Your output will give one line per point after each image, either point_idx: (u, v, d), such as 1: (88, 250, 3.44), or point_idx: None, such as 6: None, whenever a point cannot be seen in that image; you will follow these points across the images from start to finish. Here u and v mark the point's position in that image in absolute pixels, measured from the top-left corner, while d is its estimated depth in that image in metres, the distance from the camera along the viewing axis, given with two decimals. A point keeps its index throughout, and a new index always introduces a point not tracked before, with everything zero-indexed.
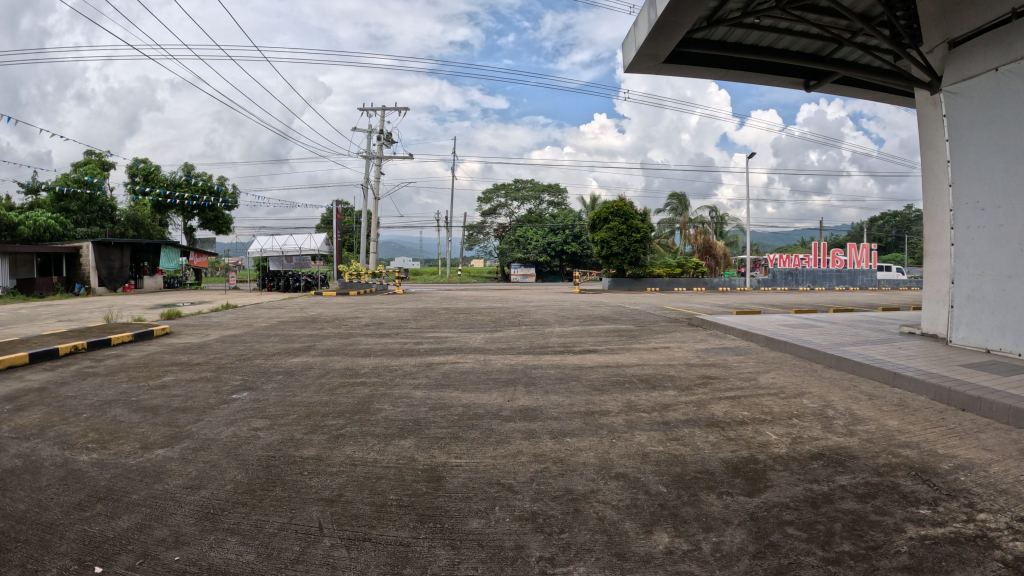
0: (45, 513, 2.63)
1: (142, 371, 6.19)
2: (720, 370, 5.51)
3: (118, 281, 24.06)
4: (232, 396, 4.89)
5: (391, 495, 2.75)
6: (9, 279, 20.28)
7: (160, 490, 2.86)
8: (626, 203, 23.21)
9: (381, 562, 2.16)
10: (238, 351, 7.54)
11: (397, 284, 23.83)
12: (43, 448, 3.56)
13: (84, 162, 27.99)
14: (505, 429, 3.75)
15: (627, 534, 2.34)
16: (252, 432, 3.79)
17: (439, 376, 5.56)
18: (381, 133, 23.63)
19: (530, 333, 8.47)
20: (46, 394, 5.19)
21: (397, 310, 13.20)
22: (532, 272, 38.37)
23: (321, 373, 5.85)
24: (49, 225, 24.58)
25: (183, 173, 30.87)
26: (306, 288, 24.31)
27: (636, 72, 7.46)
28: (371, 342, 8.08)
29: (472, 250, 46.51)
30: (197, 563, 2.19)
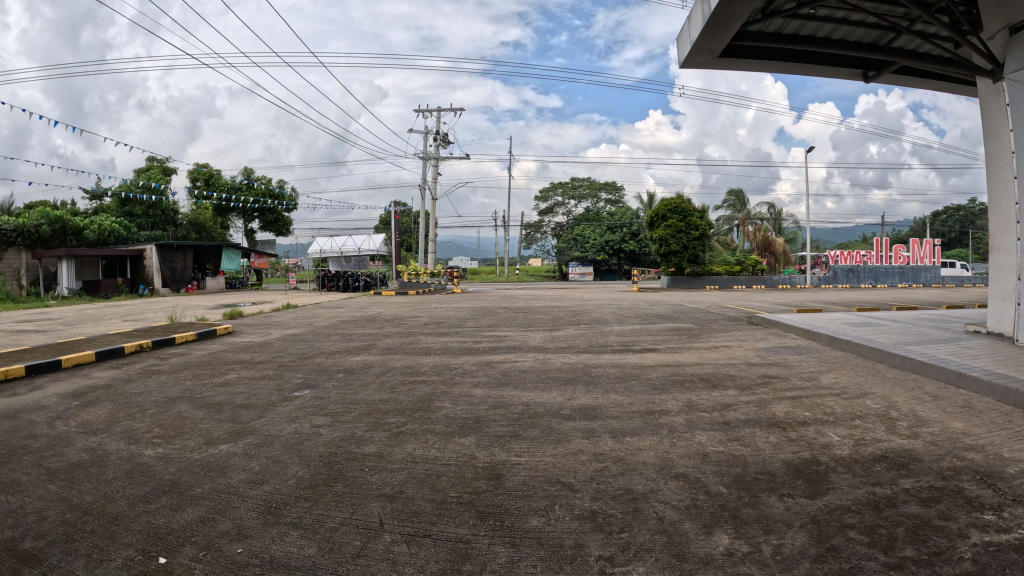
0: (111, 505, 2.74)
1: (207, 369, 6.39)
2: (781, 370, 5.41)
3: (181, 283, 24.93)
4: (295, 393, 5.01)
5: (451, 492, 2.78)
6: (76, 281, 21.81)
7: (224, 485, 2.94)
8: (685, 199, 23.16)
9: (440, 559, 2.18)
10: (299, 349, 7.72)
11: (454, 284, 24.06)
12: (110, 442, 3.71)
13: (146, 168, 29.17)
14: (565, 428, 3.75)
15: (686, 534, 2.31)
16: (313, 429, 3.86)
17: (499, 375, 5.58)
18: (439, 133, 24.00)
19: (590, 332, 8.43)
20: (111, 391, 5.40)
21: (455, 309, 13.32)
22: (591, 270, 38.87)
23: (382, 372, 5.93)
24: (112, 229, 25.52)
25: (245, 175, 31.91)
26: (366, 288, 24.80)
27: (689, 67, 7.37)
28: (430, 341, 8.19)
29: (532, 248, 46.90)
30: (261, 556, 2.24)
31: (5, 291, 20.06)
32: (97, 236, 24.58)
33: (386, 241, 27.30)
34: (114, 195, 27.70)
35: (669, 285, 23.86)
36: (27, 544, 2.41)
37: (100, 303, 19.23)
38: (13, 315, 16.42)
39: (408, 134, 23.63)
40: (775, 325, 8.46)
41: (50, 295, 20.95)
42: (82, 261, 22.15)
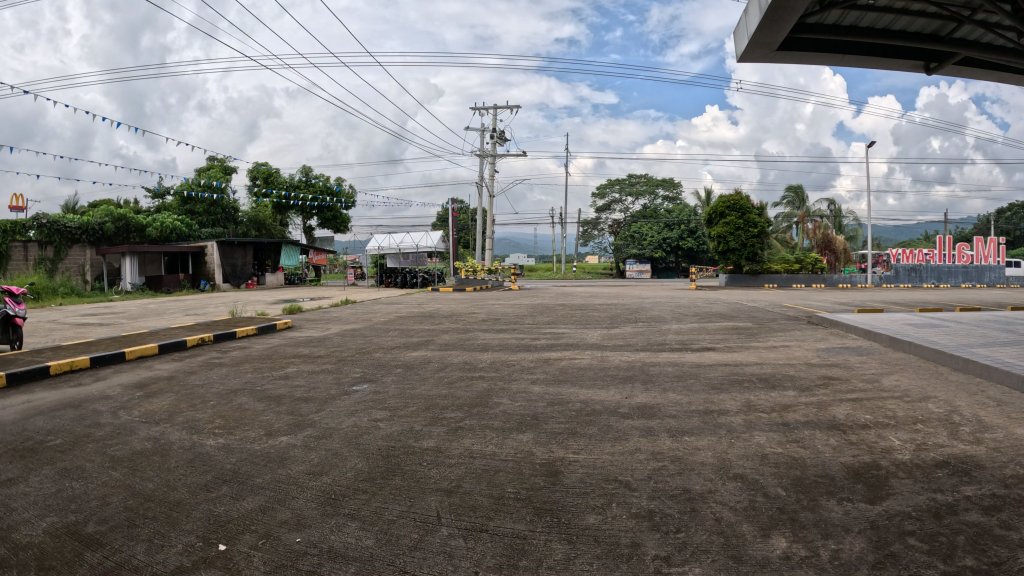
0: (174, 492, 2.84)
1: (266, 362, 6.55)
2: (842, 371, 5.29)
3: (240, 279, 25.62)
4: (353, 387, 5.10)
5: (509, 488, 2.79)
6: (138, 277, 22.44)
7: (283, 475, 3.00)
8: (743, 195, 22.74)
9: (496, 554, 2.20)
10: (358, 344, 7.85)
11: (511, 281, 24.03)
12: (173, 432, 3.84)
13: (207, 167, 30.06)
14: (623, 426, 3.73)
15: (744, 536, 2.28)
16: (372, 423, 3.93)
17: (556, 373, 5.57)
18: (495, 130, 24.08)
19: (647, 330, 8.37)
20: (174, 382, 5.58)
21: (513, 305, 13.36)
22: (648, 268, 38.30)
23: (440, 367, 6.00)
24: (175, 226, 26.11)
25: (303, 174, 32.61)
26: (423, 284, 25.10)
27: (746, 61, 7.25)
28: (488, 337, 8.25)
29: (588, 246, 46.83)
30: (319, 545, 2.29)
31: (71, 287, 20.69)
32: (160, 234, 25.20)
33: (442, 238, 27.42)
34: (177, 194, 28.60)
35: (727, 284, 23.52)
36: (91, 528, 2.53)
37: (163, 298, 19.86)
38: (82, 308, 16.90)
39: (466, 132, 23.84)
40: (834, 325, 8.27)
41: (113, 290, 21.74)
42: (145, 257, 22.86)
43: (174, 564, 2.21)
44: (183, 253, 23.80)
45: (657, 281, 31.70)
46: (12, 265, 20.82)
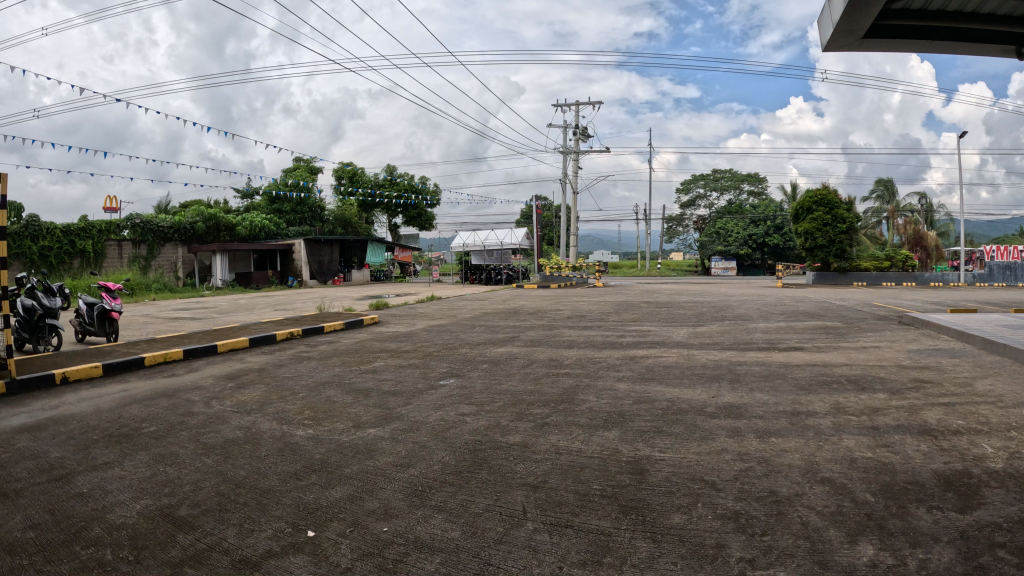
0: (264, 479, 3.00)
1: (354, 356, 6.78)
2: (935, 374, 5.08)
3: (328, 275, 26.56)
4: (440, 381, 5.27)
5: (595, 485, 2.82)
6: (228, 273, 23.92)
7: (371, 467, 3.09)
8: (831, 190, 22.03)
9: (581, 550, 2.22)
10: (443, 340, 8.04)
11: (595, 277, 23.70)
12: (263, 421, 4.04)
13: (294, 167, 31.22)
14: (710, 426, 3.77)
15: (830, 542, 2.22)
16: (458, 417, 4.01)
17: (642, 371, 5.71)
18: (578, 127, 24.05)
19: (734, 329, 8.23)
20: (265, 374, 5.84)
21: (598, 303, 13.34)
22: (734, 265, 37.59)
23: (525, 364, 6.11)
24: (263, 226, 26.88)
25: (388, 172, 33.42)
26: (509, 282, 25.37)
27: (831, 50, 7.01)
28: (573, 335, 8.32)
29: (672, 242, 46.57)
30: (405, 535, 2.38)
31: (163, 284, 21.63)
32: (247, 233, 26.10)
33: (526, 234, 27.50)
34: (266, 193, 29.83)
35: (813, 281, 22.77)
36: (183, 512, 2.70)
37: (252, 293, 20.76)
38: (175, 302, 17.71)
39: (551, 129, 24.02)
40: (927, 325, 7.94)
41: (204, 286, 23.02)
42: (235, 254, 24.31)
43: (264, 548, 2.34)
44: (272, 250, 25.09)
45: (744, 279, 31.26)
46: (108, 263, 21.56)
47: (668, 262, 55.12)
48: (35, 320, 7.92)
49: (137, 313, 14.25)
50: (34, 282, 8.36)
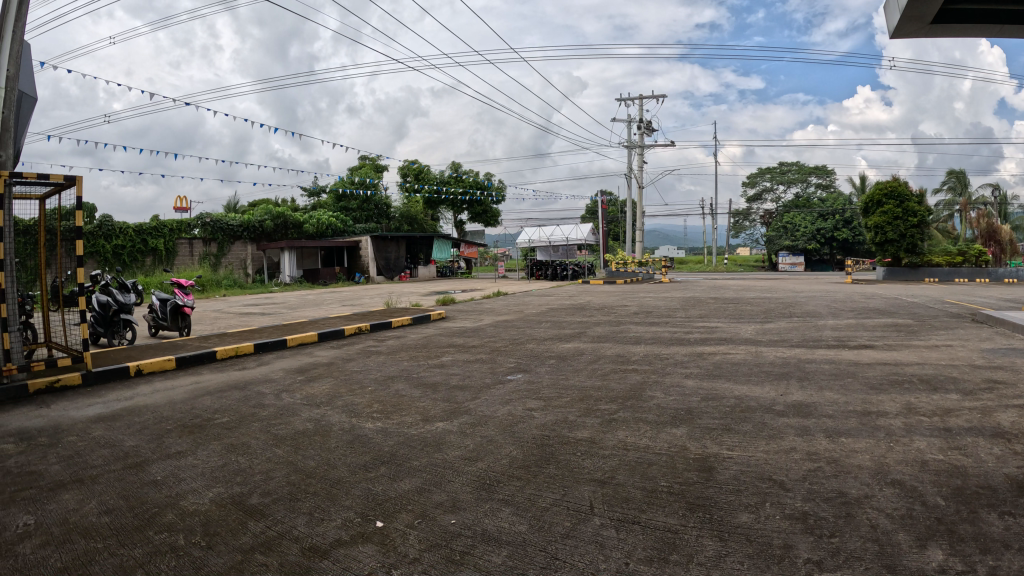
0: (334, 471, 3.16)
1: (422, 351, 6.94)
2: (1012, 374, 4.86)
3: (394, 272, 27.25)
4: (508, 377, 5.47)
5: (662, 482, 2.88)
6: (296, 269, 24.53)
7: (440, 460, 3.27)
8: (902, 182, 21.26)
9: (648, 546, 2.27)
10: (511, 336, 8.19)
11: (662, 274, 23.00)
12: (334, 415, 4.26)
13: (359, 166, 31.92)
14: (778, 424, 3.72)
15: (899, 545, 2.17)
16: (526, 412, 4.22)
17: (710, 368, 5.69)
18: (642, 121, 23.81)
19: (803, 325, 8.05)
20: (334, 368, 6.05)
21: (664, 299, 13.21)
22: (802, 261, 36.54)
23: (593, 360, 6.30)
24: (330, 223, 27.38)
25: (453, 169, 33.81)
26: (574, 278, 25.40)
27: (899, 37, 6.77)
28: (640, 331, 8.37)
29: (739, 236, 45.89)
30: (474, 527, 2.48)
31: (233, 280, 22.45)
32: (315, 230, 26.57)
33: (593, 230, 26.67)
34: (333, 191, 30.56)
35: (885, 277, 22.35)
36: (254, 500, 2.84)
37: (320, 289, 21.33)
38: (247, 298, 18.33)
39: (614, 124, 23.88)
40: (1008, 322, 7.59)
41: (273, 283, 23.76)
42: (303, 251, 24.96)
43: (333, 537, 2.46)
44: (339, 247, 25.71)
45: (812, 275, 30.50)
46: (180, 260, 22.38)
47: (734, 257, 54.05)
48: (110, 314, 8.35)
49: (210, 308, 14.79)
50: (111, 279, 8.75)
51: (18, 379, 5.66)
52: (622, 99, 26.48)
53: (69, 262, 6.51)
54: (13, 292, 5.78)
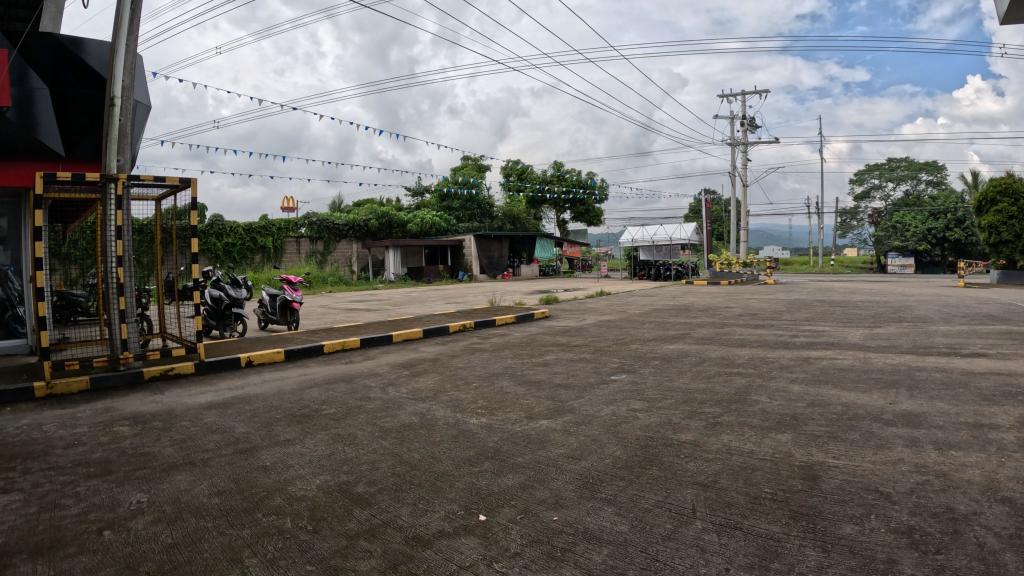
0: (439, 464, 3.28)
1: (526, 349, 7.04)
2: None
3: (498, 270, 27.64)
4: (612, 377, 5.46)
5: (765, 488, 2.82)
6: (402, 267, 25.23)
7: (544, 457, 3.34)
8: (1018, 179, 19.64)
9: (749, 553, 2.22)
10: (614, 336, 8.17)
11: (767, 274, 22.15)
12: (439, 409, 4.42)
13: (462, 167, 32.57)
14: (887, 434, 3.53)
15: (1006, 567, 2.02)
16: (630, 413, 4.21)
17: (816, 373, 5.47)
18: (745, 119, 23.11)
19: (914, 331, 7.59)
20: (439, 364, 6.24)
21: (771, 301, 12.76)
22: (913, 262, 34.31)
23: (697, 362, 6.18)
24: (434, 223, 28.00)
25: (554, 168, 33.95)
26: (677, 278, 24.96)
27: (1014, 22, 6.27)
28: (745, 334, 8.16)
29: (846, 236, 43.85)
30: (576, 525, 2.51)
31: (339, 277, 23.37)
32: (419, 229, 27.22)
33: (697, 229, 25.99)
34: (437, 191, 31.31)
35: (999, 281, 20.69)
36: (360, 488, 2.98)
37: (423, 287, 21.90)
38: (353, 295, 19.09)
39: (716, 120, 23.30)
40: None
41: (379, 280, 24.58)
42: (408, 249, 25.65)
43: (436, 527, 2.53)
44: (443, 246, 26.31)
45: (922, 278, 28.66)
46: (287, 257, 23.51)
47: (841, 258, 51.58)
48: (222, 308, 8.90)
49: (316, 305, 15.44)
50: (222, 275, 9.30)
51: (136, 367, 6.11)
52: (727, 95, 26.23)
53: (184, 258, 6.99)
54: (133, 286, 6.25)
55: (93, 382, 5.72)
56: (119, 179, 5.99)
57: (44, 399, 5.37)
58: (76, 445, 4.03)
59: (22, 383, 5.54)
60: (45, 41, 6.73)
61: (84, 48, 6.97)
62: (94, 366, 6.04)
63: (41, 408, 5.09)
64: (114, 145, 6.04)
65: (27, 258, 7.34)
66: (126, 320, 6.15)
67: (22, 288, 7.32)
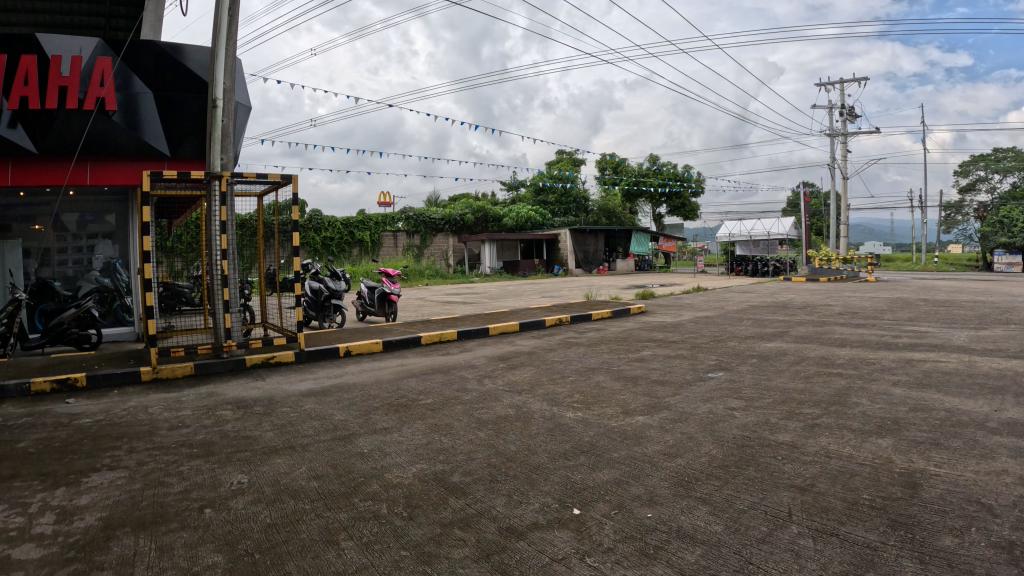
0: (535, 457, 3.31)
1: (622, 344, 6.99)
2: None
3: (593, 264, 27.55)
4: (709, 374, 5.35)
5: (864, 494, 2.70)
6: (498, 261, 25.57)
7: (639, 453, 3.32)
8: None
9: (844, 561, 2.14)
10: (711, 332, 8.00)
11: (868, 272, 21.15)
12: (535, 402, 4.45)
13: (557, 161, 32.64)
14: (993, 443, 3.31)
15: None
16: (726, 411, 4.12)
17: (920, 376, 5.18)
18: (845, 108, 22.09)
19: None
20: (535, 357, 6.29)
21: (872, 298, 12.18)
22: (1021, 259, 32.00)
23: (796, 361, 5.97)
24: (529, 217, 28.19)
25: (650, 162, 33.49)
26: (774, 273, 24.13)
27: None
28: (845, 332, 7.82)
29: (950, 231, 41.26)
30: (669, 523, 2.48)
31: (435, 270, 23.93)
32: (515, 224, 27.39)
33: (794, 223, 24.98)
34: (532, 186, 31.52)
35: None
36: (456, 478, 3.04)
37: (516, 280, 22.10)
38: (448, 287, 19.55)
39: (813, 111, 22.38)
40: None
41: (475, 273, 25.01)
42: (504, 243, 25.97)
43: (530, 520, 2.56)
44: (538, 240, 26.48)
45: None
46: (384, 250, 24.24)
47: (948, 256, 48.62)
48: (321, 300, 9.23)
49: (413, 297, 15.81)
50: (321, 267, 9.65)
51: (238, 355, 6.44)
52: (824, 84, 25.13)
53: (285, 251, 7.26)
54: (236, 277, 6.57)
55: (196, 369, 6.06)
56: (223, 177, 6.28)
57: (151, 382, 5.75)
58: (181, 427, 4.29)
59: (132, 367, 5.94)
60: (147, 47, 7.11)
61: (184, 53, 7.34)
62: (198, 353, 6.39)
63: (149, 391, 5.44)
64: (217, 143, 6.36)
65: (133, 250, 7.82)
66: (229, 310, 6.50)
67: (130, 280, 7.82)
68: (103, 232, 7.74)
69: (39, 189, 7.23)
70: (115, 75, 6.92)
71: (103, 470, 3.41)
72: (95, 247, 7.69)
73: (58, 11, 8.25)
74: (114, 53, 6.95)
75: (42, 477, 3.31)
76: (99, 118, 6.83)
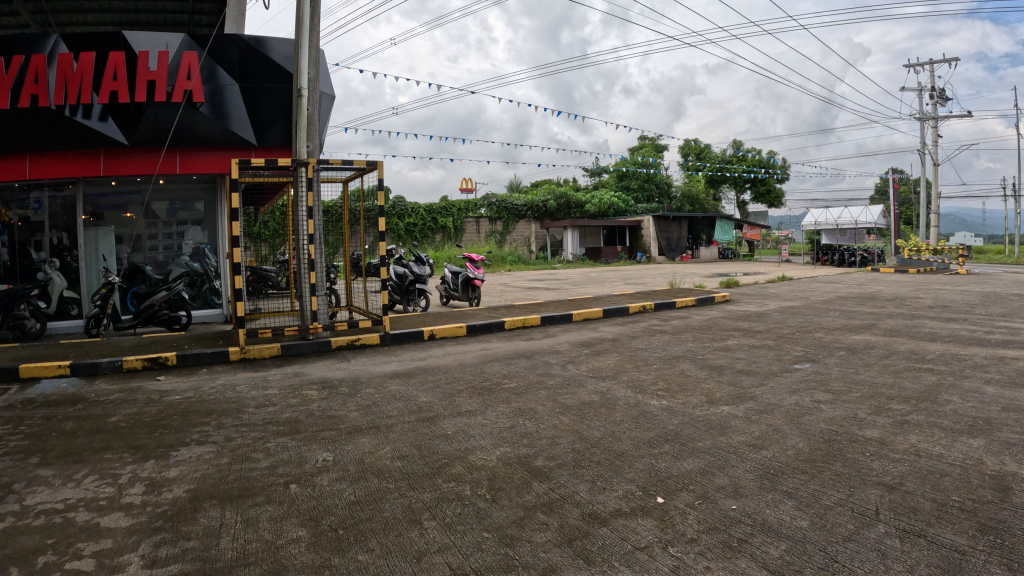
0: (619, 443, 3.32)
1: (707, 333, 6.87)
2: None
3: (677, 251, 27.10)
4: (795, 365, 5.22)
5: (954, 496, 2.59)
6: (580, 248, 25.53)
7: (724, 443, 3.27)
8: None
9: (931, 563, 2.07)
10: (797, 323, 7.77)
11: (958, 264, 20.07)
12: (619, 389, 4.45)
13: (640, 146, 32.26)
14: None
15: None
16: (813, 404, 4.01)
17: (1016, 374, 4.92)
18: (936, 90, 20.92)
19: None
20: (619, 344, 6.27)
21: (964, 292, 11.56)
22: None
23: (885, 354, 5.74)
24: (612, 203, 27.98)
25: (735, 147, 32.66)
26: (861, 263, 23.14)
27: None
28: (937, 327, 7.46)
29: None
30: (753, 516, 2.45)
31: (517, 256, 24.05)
32: (596, 211, 27.27)
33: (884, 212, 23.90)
34: (615, 171, 31.27)
35: None
36: (539, 462, 3.08)
37: (595, 268, 22.01)
38: (530, 273, 19.67)
39: None
40: None
41: (557, 260, 25.03)
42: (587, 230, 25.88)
43: (613, 506, 2.57)
44: (622, 226, 26.26)
45: None
46: (467, 236, 24.49)
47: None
48: (406, 285, 9.40)
49: (495, 282, 15.96)
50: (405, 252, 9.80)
51: (323, 337, 6.66)
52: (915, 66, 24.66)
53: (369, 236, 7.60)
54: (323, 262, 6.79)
55: (284, 349, 6.33)
56: (309, 164, 6.49)
57: (239, 362, 6.03)
58: (269, 405, 4.49)
59: (222, 347, 6.24)
60: (231, 41, 7.43)
61: (267, 46, 7.59)
62: (285, 334, 6.65)
63: (238, 370, 5.70)
64: (302, 132, 6.55)
65: (221, 236, 8.24)
66: (316, 293, 6.71)
67: (219, 264, 8.26)
68: (192, 219, 8.13)
69: (129, 178, 7.68)
70: (201, 69, 7.29)
71: (192, 444, 3.61)
72: (185, 233, 8.09)
73: (156, 10, 8.75)
74: (200, 48, 7.33)
75: (134, 449, 3.54)
76: (187, 110, 7.19)
